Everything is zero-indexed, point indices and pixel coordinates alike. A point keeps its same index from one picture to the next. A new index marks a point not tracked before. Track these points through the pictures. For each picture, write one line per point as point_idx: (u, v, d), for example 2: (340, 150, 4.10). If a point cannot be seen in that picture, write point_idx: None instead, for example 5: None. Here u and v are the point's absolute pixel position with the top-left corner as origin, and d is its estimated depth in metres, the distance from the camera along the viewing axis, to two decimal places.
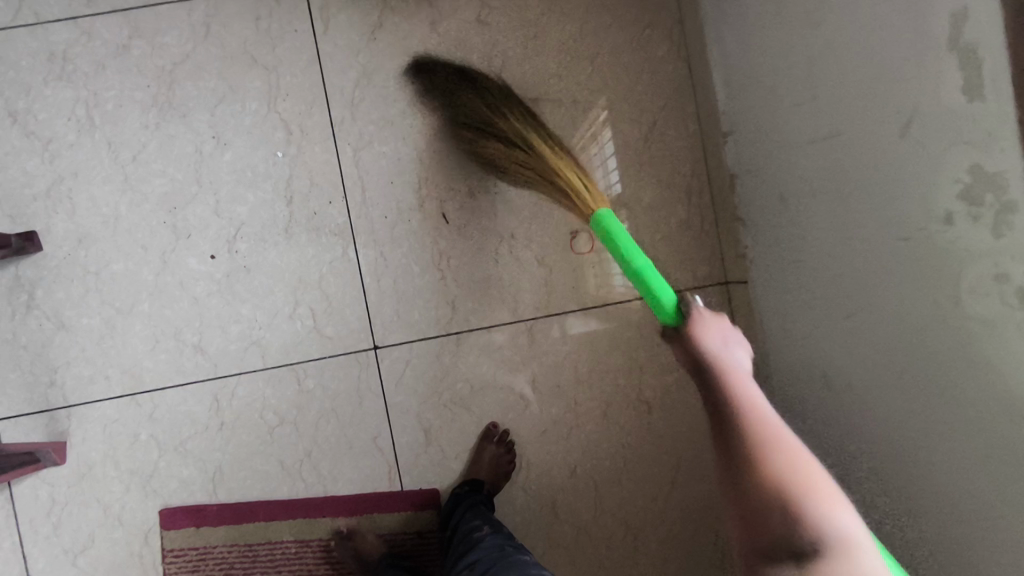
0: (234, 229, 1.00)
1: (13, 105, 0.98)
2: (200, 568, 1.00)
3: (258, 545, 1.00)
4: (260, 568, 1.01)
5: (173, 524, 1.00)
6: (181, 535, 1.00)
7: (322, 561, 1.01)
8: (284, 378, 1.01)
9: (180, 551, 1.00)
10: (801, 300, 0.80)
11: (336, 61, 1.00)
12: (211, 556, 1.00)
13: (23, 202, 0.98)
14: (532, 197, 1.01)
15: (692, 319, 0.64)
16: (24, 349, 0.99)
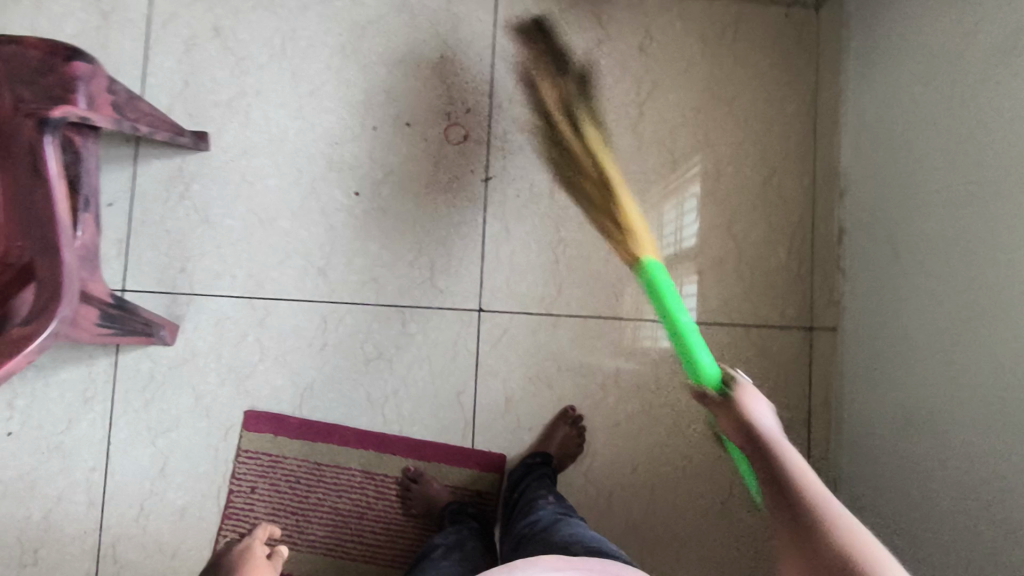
0: (381, 173, 1.09)
1: (219, 20, 1.09)
2: (267, 476, 1.05)
3: (327, 467, 1.05)
4: (323, 489, 1.05)
5: (256, 427, 1.05)
6: (259, 439, 1.05)
7: (383, 496, 1.05)
8: (391, 317, 1.08)
9: (254, 453, 1.05)
10: (902, 341, 0.95)
11: (508, 52, 1.12)
12: (280, 466, 1.05)
13: (204, 106, 1.08)
14: (649, 211, 1.10)
15: (737, 390, 0.86)
16: (166, 234, 1.06)
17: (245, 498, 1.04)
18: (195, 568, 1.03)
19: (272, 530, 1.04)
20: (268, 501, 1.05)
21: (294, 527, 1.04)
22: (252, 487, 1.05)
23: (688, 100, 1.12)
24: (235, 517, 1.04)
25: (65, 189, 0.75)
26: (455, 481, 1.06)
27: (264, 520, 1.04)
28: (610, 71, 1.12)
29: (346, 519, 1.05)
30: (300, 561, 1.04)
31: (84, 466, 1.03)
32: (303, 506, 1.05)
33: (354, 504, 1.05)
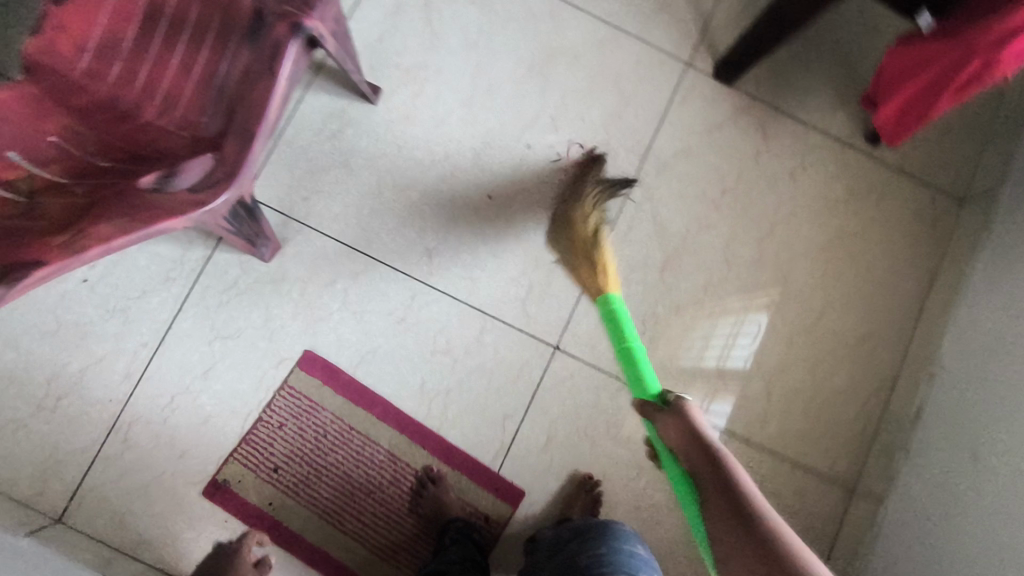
0: (518, 187, 1.13)
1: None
2: (299, 420, 1.04)
3: (357, 435, 1.05)
4: (344, 454, 1.04)
5: (308, 371, 1.06)
6: (307, 382, 1.05)
7: (396, 483, 1.05)
8: (474, 320, 1.09)
9: (296, 393, 1.05)
10: (947, 538, 0.93)
11: (673, 129, 1.17)
12: (314, 415, 1.05)
13: (388, 65, 1.14)
14: (733, 323, 1.13)
15: (683, 408, 0.73)
16: (305, 161, 1.10)
17: (269, 431, 1.04)
18: (195, 478, 1.02)
19: (282, 473, 1.03)
20: (290, 443, 1.04)
21: (303, 478, 1.04)
22: (280, 425, 1.04)
23: (816, 237, 1.16)
24: (253, 445, 1.03)
25: (280, 103, 0.78)
26: (469, 499, 1.05)
27: (278, 460, 1.04)
28: (757, 183, 1.17)
29: (354, 492, 1.04)
30: (295, 513, 1.03)
31: (136, 338, 1.04)
32: (320, 463, 1.04)
33: (367, 481, 1.04)
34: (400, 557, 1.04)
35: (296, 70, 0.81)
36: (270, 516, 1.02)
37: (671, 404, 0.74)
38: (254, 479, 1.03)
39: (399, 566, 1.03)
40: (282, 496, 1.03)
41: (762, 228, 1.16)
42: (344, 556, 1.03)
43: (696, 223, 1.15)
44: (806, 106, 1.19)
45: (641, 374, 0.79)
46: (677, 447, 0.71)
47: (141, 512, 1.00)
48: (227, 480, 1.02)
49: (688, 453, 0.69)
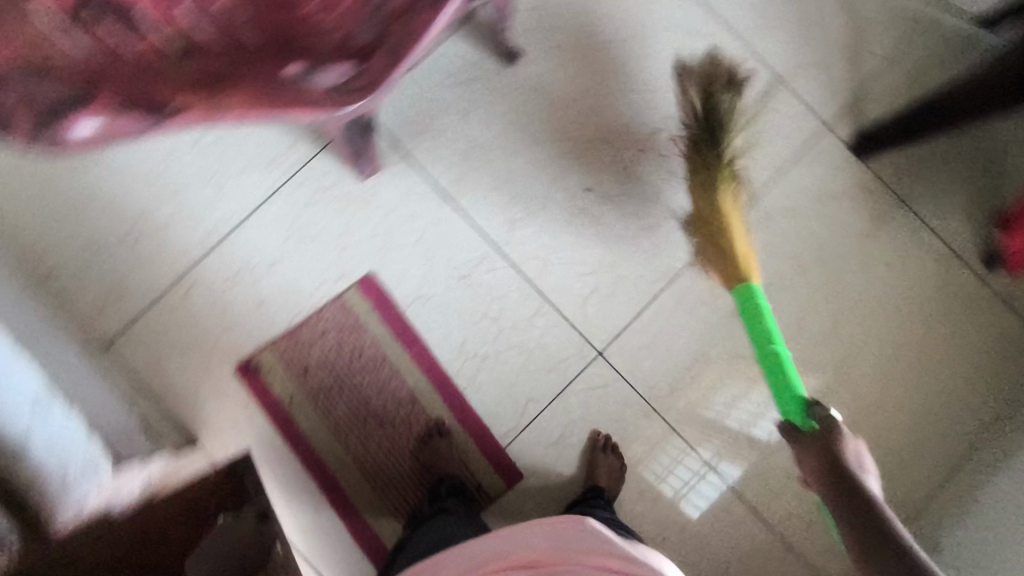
0: (618, 189, 1.12)
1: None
2: (341, 334, 1.08)
3: (388, 366, 1.08)
4: (371, 378, 1.08)
5: (364, 292, 1.09)
6: (360, 302, 1.09)
7: (408, 422, 1.08)
8: (531, 300, 1.10)
9: (347, 308, 1.09)
10: None
11: (790, 184, 1.13)
12: (356, 333, 1.08)
13: (534, 33, 1.14)
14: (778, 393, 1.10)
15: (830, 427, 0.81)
16: (427, 98, 1.12)
17: (311, 333, 1.08)
18: (234, 352, 1.07)
19: (310, 375, 1.08)
20: (326, 352, 1.08)
21: (327, 388, 1.08)
22: (323, 332, 1.08)
23: (893, 339, 1.11)
24: (293, 342, 1.08)
25: (434, 36, 0.78)
26: (469, 464, 1.07)
27: (311, 362, 1.08)
28: (854, 266, 1.12)
29: (368, 417, 1.07)
30: (308, 417, 1.07)
31: (225, 208, 1.10)
32: (348, 380, 1.08)
33: (383, 412, 1.08)
34: (388, 491, 1.07)
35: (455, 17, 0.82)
36: (285, 411, 1.07)
37: (816, 430, 0.82)
38: (284, 371, 1.08)
39: (384, 500, 1.07)
40: (303, 397, 1.07)
41: (842, 312, 1.12)
42: (338, 472, 1.06)
43: (778, 285, 1.12)
44: (932, 207, 1.13)
45: (790, 398, 0.86)
46: (820, 475, 0.80)
47: (178, 365, 1.07)
48: (260, 365, 1.07)
49: (836, 477, 0.78)
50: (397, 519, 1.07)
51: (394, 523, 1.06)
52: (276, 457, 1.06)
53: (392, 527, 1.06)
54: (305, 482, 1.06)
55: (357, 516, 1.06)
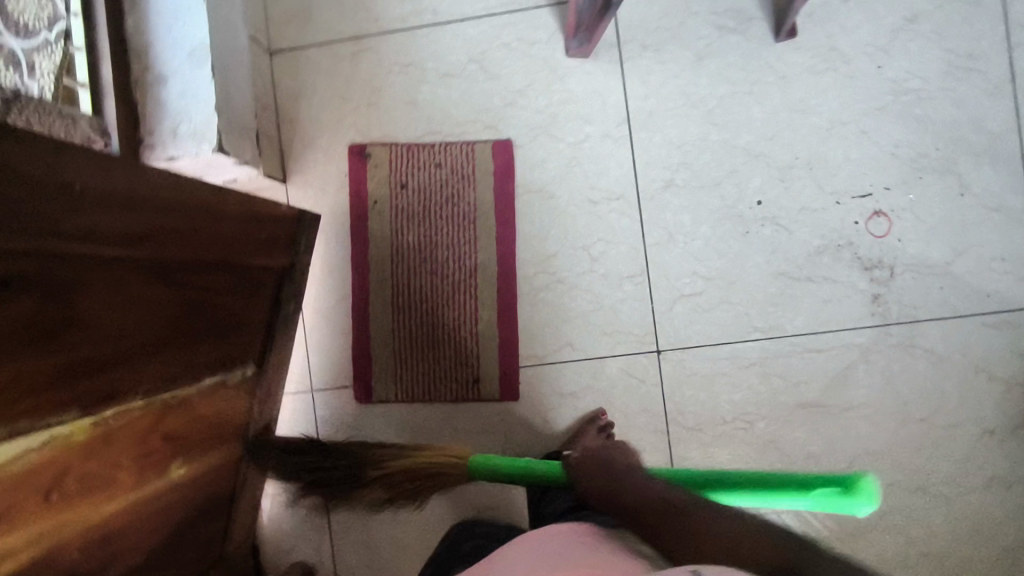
0: (787, 223, 1.01)
1: (924, 10, 0.97)
2: (452, 175, 1.05)
3: (471, 231, 1.05)
4: (449, 231, 1.05)
5: (497, 153, 1.05)
6: (486, 160, 1.05)
7: (452, 289, 1.05)
8: (632, 263, 1.03)
9: (472, 157, 1.05)
10: None
11: (956, 335, 0.98)
12: (463, 184, 1.05)
13: (822, 22, 0.99)
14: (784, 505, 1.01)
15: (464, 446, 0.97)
16: (675, 19, 1.02)
17: (427, 157, 1.06)
18: (359, 128, 1.08)
19: (403, 193, 1.06)
20: (430, 182, 1.05)
21: (410, 213, 1.06)
22: (440, 163, 1.05)
23: (937, 550, 0.97)
24: (411, 154, 1.06)
25: None
26: (480, 358, 1.05)
27: (411, 182, 1.06)
28: (954, 456, 0.98)
29: (425, 261, 1.05)
30: (380, 224, 1.07)
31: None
32: (432, 218, 1.05)
33: (440, 265, 1.05)
34: (399, 332, 1.07)
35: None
36: (366, 206, 1.07)
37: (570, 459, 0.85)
38: (385, 174, 1.07)
39: (392, 336, 1.07)
40: (387, 205, 1.06)
41: (909, 487, 0.98)
42: (374, 286, 1.07)
43: (866, 417, 0.99)
44: None
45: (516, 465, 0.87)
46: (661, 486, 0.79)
47: (312, 107, 1.08)
48: (372, 154, 1.07)
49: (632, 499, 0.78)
50: (391, 358, 1.07)
51: (388, 359, 1.07)
52: (335, 237, 1.08)
53: (383, 362, 1.07)
54: (344, 273, 1.08)
55: (362, 332, 1.08)
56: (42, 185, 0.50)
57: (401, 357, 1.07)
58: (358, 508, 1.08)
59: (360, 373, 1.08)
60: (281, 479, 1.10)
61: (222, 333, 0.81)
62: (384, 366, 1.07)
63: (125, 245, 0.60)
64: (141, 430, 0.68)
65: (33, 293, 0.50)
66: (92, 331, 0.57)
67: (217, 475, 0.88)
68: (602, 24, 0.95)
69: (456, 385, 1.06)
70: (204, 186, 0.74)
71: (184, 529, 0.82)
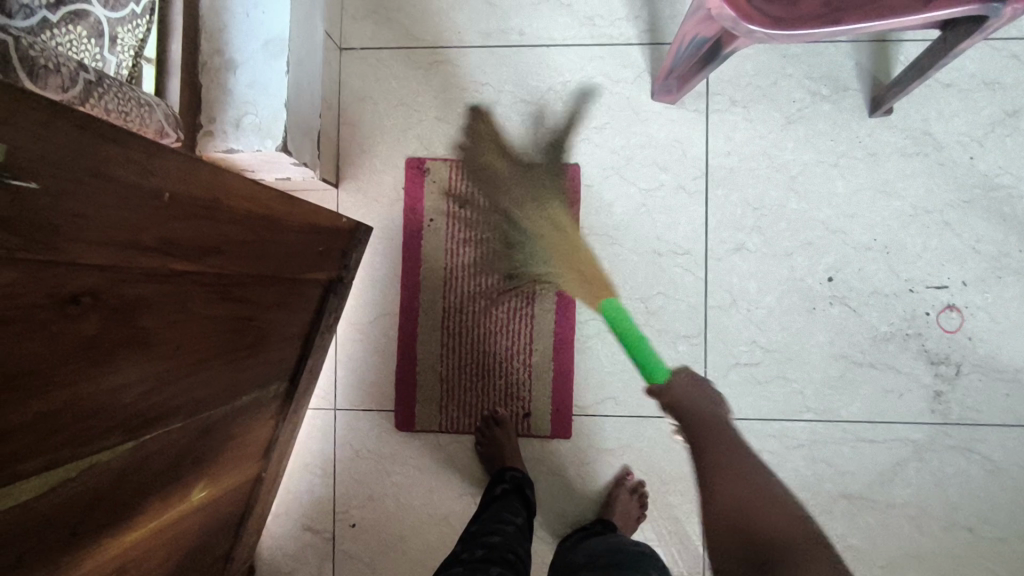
0: (858, 303, 0.97)
1: None
2: (515, 198, 1.00)
3: (531, 256, 1.00)
4: (504, 260, 1.00)
5: (563, 176, 1.00)
6: (551, 183, 1.00)
7: (502, 319, 1.00)
8: (690, 322, 0.99)
9: (538, 185, 1.00)
10: None
11: (1014, 444, 0.94)
12: (527, 214, 1.00)
13: (920, 105, 0.96)
14: None
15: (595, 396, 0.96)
16: (770, 78, 0.98)
17: (492, 180, 1.01)
18: (424, 141, 1.02)
19: (461, 214, 1.01)
20: (490, 202, 1.00)
21: (467, 236, 1.01)
22: (502, 184, 1.00)
23: None
24: (474, 173, 1.01)
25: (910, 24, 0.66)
26: (531, 391, 1.00)
27: (471, 203, 1.01)
28: (996, 569, 0.94)
29: (480, 285, 1.00)
30: (433, 245, 1.01)
31: (522, 22, 1.01)
32: (491, 241, 1.00)
33: (494, 294, 1.00)
34: (438, 359, 1.01)
35: (927, 24, 0.69)
36: (420, 224, 1.01)
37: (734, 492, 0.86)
38: (445, 192, 1.01)
39: (440, 360, 1.01)
40: (442, 226, 1.01)
41: None
42: (422, 307, 1.02)
43: (912, 517, 0.95)
44: None
45: None
46: (714, 425, 0.84)
47: (377, 113, 1.02)
48: (431, 168, 1.01)
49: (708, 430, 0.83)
50: (433, 382, 1.02)
51: (435, 383, 1.01)
52: (382, 252, 1.02)
53: (429, 387, 1.02)
54: (387, 289, 1.02)
55: (401, 355, 1.02)
56: (137, 192, 0.44)
57: (449, 385, 1.01)
58: (368, 538, 1.02)
59: (403, 397, 1.02)
60: (289, 498, 1.03)
61: (265, 350, 0.75)
62: (427, 391, 1.02)
63: (199, 257, 0.54)
64: (175, 453, 0.61)
65: (97, 311, 0.44)
66: (148, 348, 0.51)
67: (233, 495, 0.81)
68: (699, 75, 0.90)
69: (506, 415, 1.00)
70: (282, 196, 0.68)
71: (191, 555, 0.75)
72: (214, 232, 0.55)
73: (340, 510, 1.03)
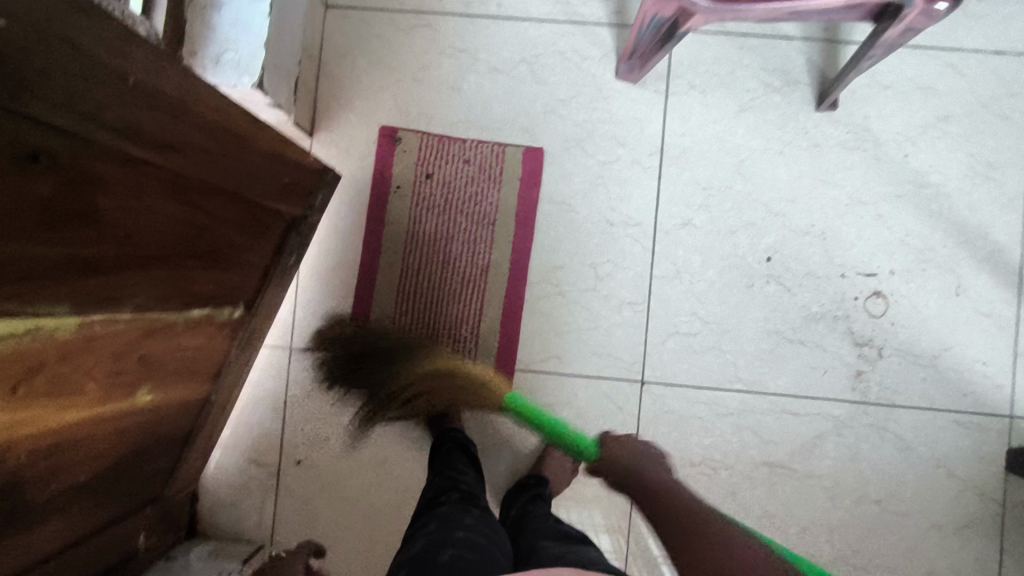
0: (794, 285, 1.03)
1: (959, 113, 1.02)
2: (479, 173, 1.05)
3: (489, 230, 1.05)
4: (464, 232, 1.05)
5: (528, 158, 1.05)
6: (515, 165, 1.05)
7: (456, 290, 1.05)
8: (636, 289, 1.04)
9: (503, 162, 1.05)
10: None
11: (926, 425, 1.01)
12: (489, 189, 1.05)
13: (862, 104, 1.03)
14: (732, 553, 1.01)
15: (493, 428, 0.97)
16: (726, 68, 1.04)
17: (459, 152, 1.05)
18: (398, 99, 1.07)
19: (427, 185, 1.05)
20: (456, 174, 1.05)
21: (431, 205, 1.05)
22: (469, 159, 1.05)
23: None
24: (443, 147, 1.06)
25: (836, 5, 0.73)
26: (478, 352, 1.05)
27: (437, 174, 1.05)
28: (901, 540, 1.00)
29: (438, 252, 1.05)
30: (398, 197, 1.06)
31: None
32: (452, 211, 1.05)
33: (451, 263, 1.05)
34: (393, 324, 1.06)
35: (857, 10, 0.76)
36: (387, 189, 1.06)
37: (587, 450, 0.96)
38: (413, 161, 1.06)
39: (393, 321, 1.06)
40: (409, 192, 1.06)
41: (854, 564, 1.00)
42: (381, 268, 1.06)
43: (827, 488, 1.01)
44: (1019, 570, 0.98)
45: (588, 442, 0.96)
46: None
47: (355, 68, 1.07)
48: (403, 137, 1.06)
49: None
50: (386, 335, 1.06)
51: None
52: (348, 199, 1.07)
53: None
54: (350, 236, 1.07)
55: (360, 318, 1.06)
56: (100, 70, 0.48)
57: None
58: (312, 476, 1.06)
59: None
60: (238, 430, 1.07)
61: (221, 267, 0.79)
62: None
63: (157, 152, 0.58)
64: (122, 344, 0.65)
65: (52, 173, 0.48)
66: (103, 228, 0.55)
67: (180, 410, 0.85)
68: (661, 54, 0.96)
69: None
70: (250, 119, 0.73)
71: (130, 459, 0.78)
72: (176, 131, 0.59)
73: (287, 446, 1.06)
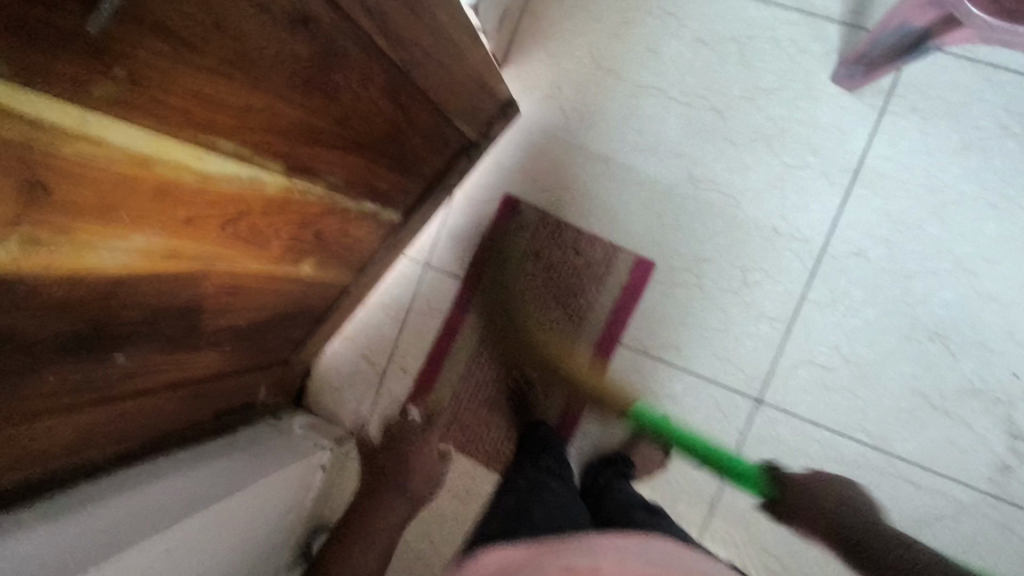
0: (960, 352, 0.93)
1: None
2: (586, 267, 1.04)
3: (577, 325, 1.04)
4: (548, 323, 1.05)
5: (635, 271, 1.02)
6: (651, 235, 1.02)
7: (529, 376, 1.06)
8: (783, 305, 0.98)
9: (613, 266, 1.03)
10: None
11: None
12: (591, 286, 1.03)
13: None
14: None
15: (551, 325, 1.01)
16: (962, 98, 0.93)
17: (573, 239, 1.04)
18: (594, 50, 1.05)
19: (531, 261, 1.06)
20: (562, 263, 1.04)
21: (529, 283, 1.06)
22: (580, 252, 1.04)
23: None
24: (559, 232, 1.05)
25: None
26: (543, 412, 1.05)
27: (543, 253, 1.05)
28: None
29: (523, 331, 1.06)
30: (566, 149, 1.05)
31: None
32: (547, 295, 1.05)
33: (534, 346, 1.05)
34: (461, 391, 1.08)
35: None
36: (495, 253, 1.07)
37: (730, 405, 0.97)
38: (528, 228, 1.06)
39: (461, 381, 1.08)
40: (513, 265, 1.06)
41: None
42: (469, 325, 1.08)
43: None
44: None
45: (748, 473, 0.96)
46: None
47: (561, 11, 1.06)
48: (521, 212, 1.06)
49: None
50: (467, 361, 1.08)
51: (496, 309, 1.07)
52: (516, 139, 1.07)
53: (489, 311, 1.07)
54: (508, 175, 1.07)
55: (435, 365, 1.09)
56: None
57: (461, 407, 1.08)
58: (412, 387, 1.10)
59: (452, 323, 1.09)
60: (360, 325, 1.13)
61: (399, 171, 0.82)
62: (478, 319, 1.08)
63: (391, 43, 0.62)
64: (308, 215, 0.70)
65: (313, 41, 0.51)
66: (331, 104, 0.59)
67: (324, 291, 0.91)
68: (897, 66, 0.87)
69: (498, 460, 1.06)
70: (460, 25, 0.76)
71: (275, 322, 0.85)
72: (406, 28, 0.62)
73: (397, 353, 1.11)
